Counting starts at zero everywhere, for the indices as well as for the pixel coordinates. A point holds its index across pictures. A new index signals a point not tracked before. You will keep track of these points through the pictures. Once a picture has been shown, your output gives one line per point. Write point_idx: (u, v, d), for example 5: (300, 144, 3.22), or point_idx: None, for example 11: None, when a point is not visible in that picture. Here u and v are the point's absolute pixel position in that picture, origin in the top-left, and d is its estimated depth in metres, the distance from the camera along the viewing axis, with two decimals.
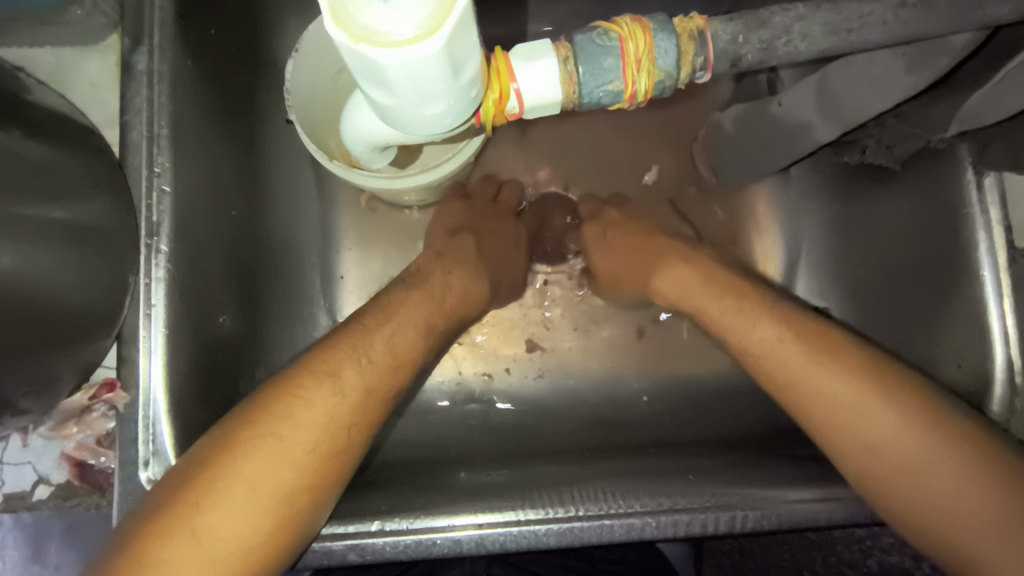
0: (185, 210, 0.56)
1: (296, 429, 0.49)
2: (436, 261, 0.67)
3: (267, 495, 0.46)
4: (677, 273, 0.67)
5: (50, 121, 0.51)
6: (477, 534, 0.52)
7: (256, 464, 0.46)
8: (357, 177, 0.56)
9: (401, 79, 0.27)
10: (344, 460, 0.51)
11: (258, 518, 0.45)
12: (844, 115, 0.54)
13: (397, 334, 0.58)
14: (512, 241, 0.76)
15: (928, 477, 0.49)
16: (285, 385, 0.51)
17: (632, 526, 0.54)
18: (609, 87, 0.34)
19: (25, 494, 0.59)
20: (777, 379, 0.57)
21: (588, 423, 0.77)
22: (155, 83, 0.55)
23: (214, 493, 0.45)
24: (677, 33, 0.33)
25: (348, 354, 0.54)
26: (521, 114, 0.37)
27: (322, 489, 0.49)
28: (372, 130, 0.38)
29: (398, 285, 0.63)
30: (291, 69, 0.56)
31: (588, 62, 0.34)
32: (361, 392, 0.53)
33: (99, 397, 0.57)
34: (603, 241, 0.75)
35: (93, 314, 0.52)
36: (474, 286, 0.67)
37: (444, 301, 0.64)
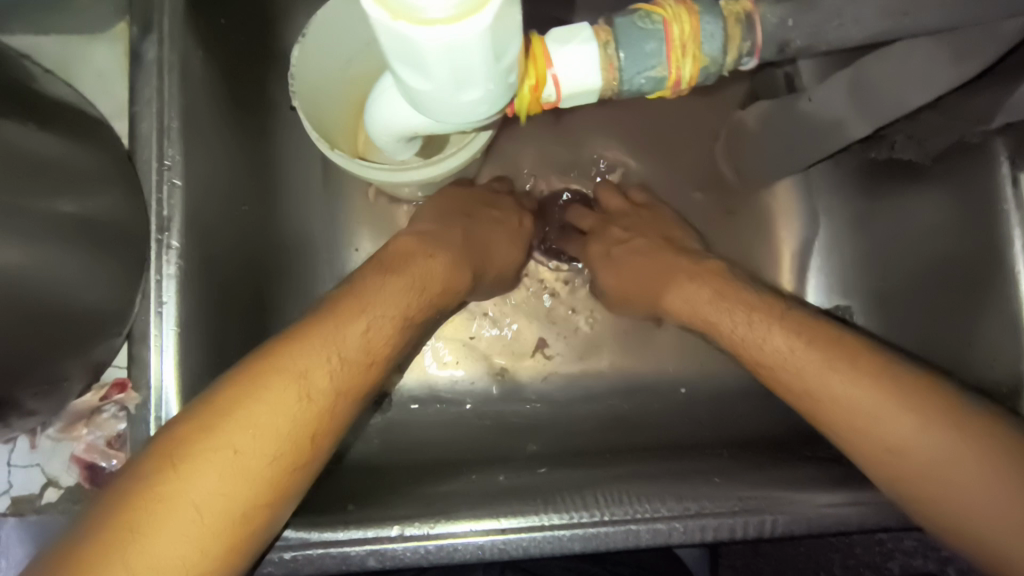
0: (196, 204, 0.55)
1: (254, 437, 0.45)
2: (418, 243, 0.63)
3: (218, 515, 0.43)
4: (685, 290, 0.65)
5: (60, 112, 0.49)
6: (501, 539, 0.51)
7: (207, 482, 0.43)
8: (358, 168, 0.55)
9: (439, 62, 0.25)
10: (307, 466, 0.48)
11: (207, 540, 0.42)
12: (878, 110, 0.52)
13: (372, 328, 0.54)
14: (502, 238, 0.72)
15: (958, 484, 0.47)
16: (246, 385, 0.47)
17: (658, 531, 0.52)
18: (652, 73, 0.32)
19: (34, 497, 0.57)
20: (793, 387, 0.55)
21: (605, 423, 0.76)
22: (165, 73, 0.53)
23: (154, 514, 0.41)
24: (724, 16, 0.31)
25: (318, 348, 0.50)
26: (557, 102, 0.35)
27: (280, 498, 0.46)
28: (401, 120, 0.36)
29: (373, 270, 0.59)
30: (296, 53, 0.55)
31: (629, 46, 0.32)
32: (329, 395, 0.50)
33: (110, 398, 0.55)
34: (609, 258, 0.73)
35: (101, 312, 0.50)
36: (459, 274, 0.64)
37: (424, 291, 0.60)
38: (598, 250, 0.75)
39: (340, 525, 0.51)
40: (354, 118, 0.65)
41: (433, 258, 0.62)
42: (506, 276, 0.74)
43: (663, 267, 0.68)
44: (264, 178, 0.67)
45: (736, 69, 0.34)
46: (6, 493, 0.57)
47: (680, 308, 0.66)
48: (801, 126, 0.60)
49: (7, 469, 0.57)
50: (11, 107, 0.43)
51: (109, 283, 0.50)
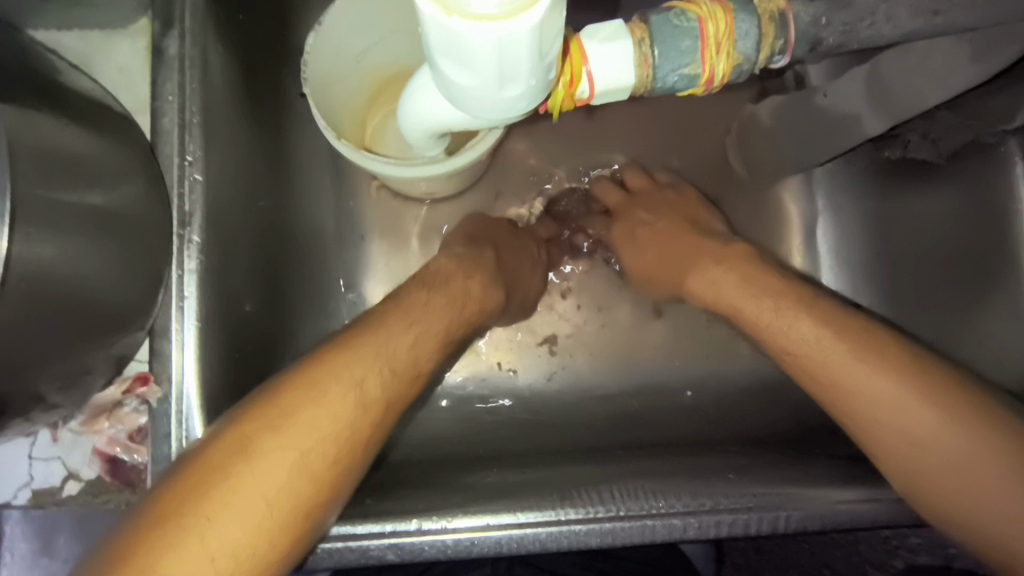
0: (216, 201, 0.55)
1: (318, 441, 0.46)
2: (455, 265, 0.65)
3: (283, 509, 0.44)
4: (710, 273, 0.67)
5: (84, 105, 0.49)
6: (518, 533, 0.51)
7: (278, 478, 0.44)
8: (366, 161, 0.55)
9: (486, 57, 0.26)
10: (352, 473, 0.49)
11: (272, 533, 0.43)
12: (895, 106, 0.52)
13: (418, 342, 0.56)
14: (525, 265, 0.74)
15: (984, 484, 0.47)
16: (308, 388, 0.48)
17: (674, 526, 0.53)
18: (685, 71, 0.34)
19: (54, 490, 0.56)
20: (817, 376, 0.56)
21: (615, 419, 0.76)
22: (186, 69, 0.53)
23: (230, 504, 0.42)
24: (759, 15, 0.33)
25: (372, 359, 0.52)
26: (590, 99, 0.36)
27: (332, 499, 0.47)
28: (434, 113, 0.36)
29: (414, 286, 0.61)
30: (310, 43, 0.55)
31: (664, 44, 0.33)
32: (379, 405, 0.51)
33: (133, 392, 0.55)
34: (633, 239, 0.77)
35: (128, 306, 0.49)
36: (492, 294, 0.66)
37: (464, 307, 0.62)
38: (622, 231, 0.78)
39: (358, 518, 0.52)
40: (359, 110, 0.66)
41: (472, 278, 0.65)
42: (529, 301, 0.76)
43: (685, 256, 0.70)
44: (279, 175, 0.68)
45: (767, 67, 0.35)
46: (26, 486, 0.56)
47: (704, 292, 0.68)
48: (817, 123, 0.61)
49: (29, 462, 0.56)
50: (38, 102, 0.43)
51: (136, 275, 0.49)
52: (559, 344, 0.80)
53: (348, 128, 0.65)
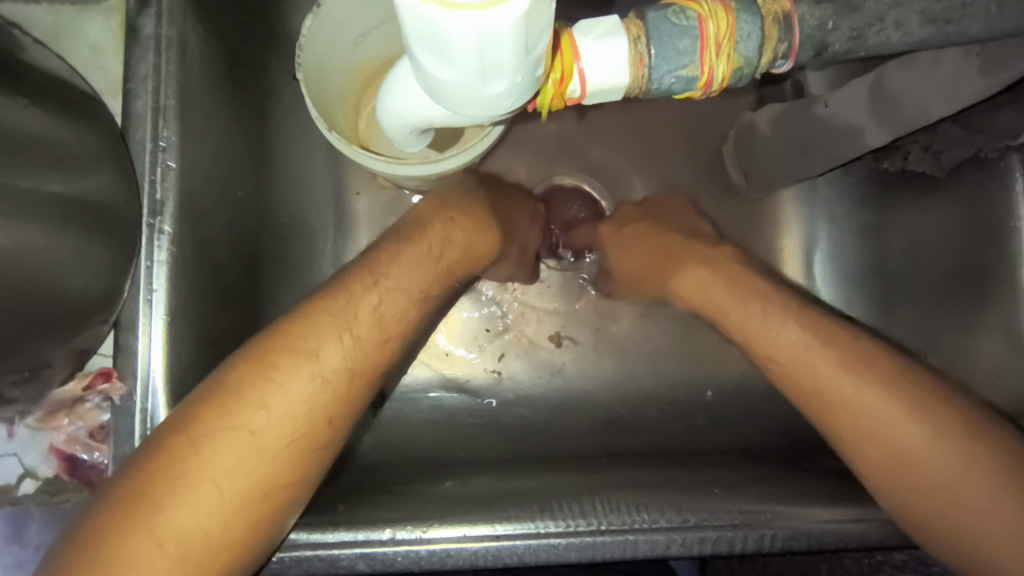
0: (192, 187, 0.54)
1: (269, 417, 0.46)
2: (439, 207, 0.64)
3: (240, 494, 0.44)
4: (697, 273, 0.66)
5: (51, 85, 0.46)
6: (495, 546, 0.50)
7: (227, 459, 0.44)
8: (357, 156, 0.54)
9: (468, 50, 0.23)
10: (319, 453, 0.49)
11: (232, 513, 0.44)
12: (899, 120, 0.52)
13: (384, 303, 0.55)
14: (524, 218, 0.75)
15: (956, 499, 0.49)
16: (260, 364, 0.47)
17: (657, 542, 0.51)
18: (682, 72, 0.31)
19: (9, 487, 0.53)
20: (803, 387, 0.57)
21: (600, 425, 0.75)
22: (162, 50, 0.52)
23: (178, 489, 0.42)
24: (763, 16, 0.31)
25: (331, 325, 0.51)
26: (581, 99, 0.34)
27: (300, 479, 0.48)
28: (413, 116, 0.34)
29: (388, 239, 0.59)
30: (307, 25, 0.56)
31: (660, 43, 0.31)
32: (343, 375, 0.50)
33: (93, 387, 0.51)
34: (619, 238, 0.74)
35: (83, 300, 0.47)
36: (477, 242, 0.64)
37: (441, 259, 0.60)
38: (609, 231, 0.76)
39: (329, 526, 0.50)
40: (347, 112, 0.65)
41: (453, 222, 0.63)
42: (527, 256, 0.75)
43: (669, 256, 0.68)
44: (265, 162, 0.66)
45: (769, 72, 0.33)
46: None
47: (692, 293, 0.67)
48: (816, 132, 0.59)
49: None
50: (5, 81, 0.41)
51: (96, 268, 0.47)
52: (565, 337, 0.80)
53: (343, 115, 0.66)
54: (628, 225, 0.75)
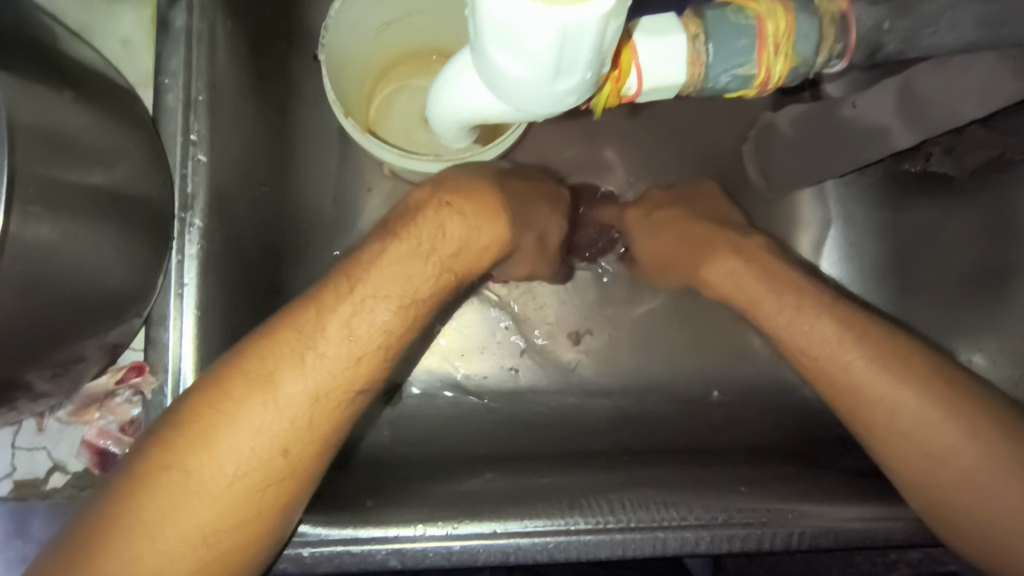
0: (220, 182, 0.53)
1: (215, 454, 0.47)
2: (431, 192, 0.57)
3: (182, 533, 0.45)
4: (731, 263, 0.65)
5: (88, 78, 0.46)
6: (526, 540, 0.50)
7: (166, 500, 0.46)
8: (367, 142, 0.61)
9: (545, 46, 0.23)
10: (281, 486, 0.48)
11: (173, 555, 0.45)
12: (928, 121, 0.52)
13: (359, 315, 0.51)
14: (543, 204, 0.66)
15: (996, 493, 0.51)
16: (212, 394, 0.48)
17: (686, 539, 0.51)
18: (739, 71, 0.32)
19: (38, 481, 0.51)
20: (836, 384, 0.57)
21: (618, 423, 0.75)
22: (193, 43, 0.51)
23: (118, 532, 0.45)
24: (820, 16, 0.31)
25: (291, 347, 0.49)
26: (634, 97, 0.33)
27: (256, 513, 0.47)
28: (468, 114, 0.33)
29: (376, 237, 0.55)
30: (335, 8, 0.60)
31: (719, 41, 0.31)
32: (303, 401, 0.49)
33: (126, 381, 0.50)
34: (648, 224, 0.73)
35: (119, 295, 0.46)
36: (478, 231, 0.55)
37: (430, 254, 0.53)
38: (638, 216, 0.74)
39: (360, 521, 0.50)
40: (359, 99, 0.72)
41: (449, 207, 0.55)
42: (548, 249, 0.65)
43: (702, 243, 0.68)
44: (284, 159, 0.66)
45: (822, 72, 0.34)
46: (7, 478, 0.51)
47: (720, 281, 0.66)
48: (839, 134, 0.59)
49: (10, 452, 0.51)
50: (45, 75, 0.40)
51: (132, 262, 0.47)
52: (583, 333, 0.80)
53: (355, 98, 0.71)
54: (656, 211, 0.73)
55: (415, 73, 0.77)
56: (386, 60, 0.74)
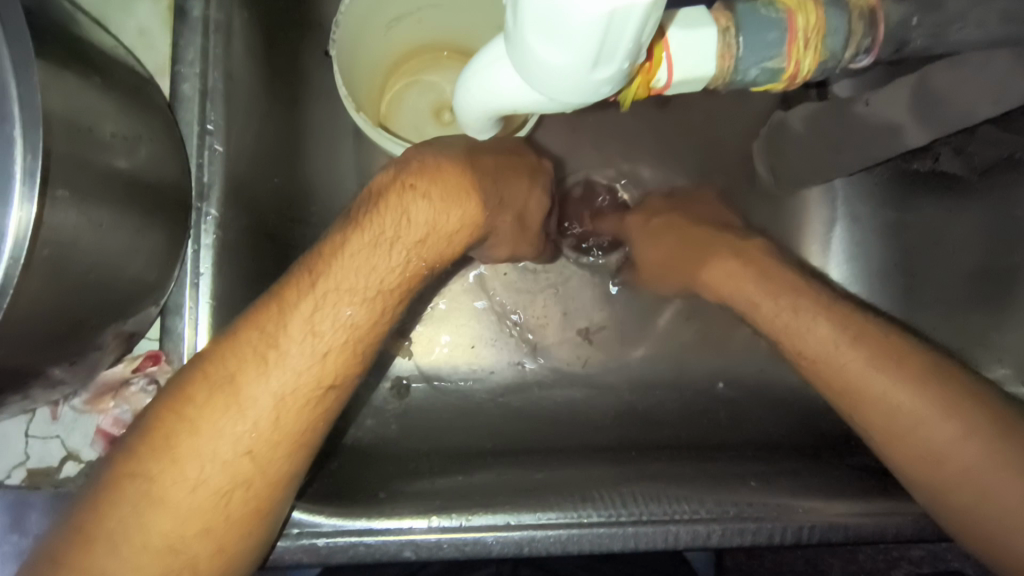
0: (236, 171, 0.53)
1: (177, 463, 0.44)
2: (396, 173, 0.52)
3: (141, 550, 0.43)
4: (726, 264, 0.67)
5: (112, 65, 0.45)
6: (538, 533, 0.50)
7: (125, 512, 0.43)
8: (382, 138, 0.61)
9: (589, 32, 0.23)
10: (250, 493, 0.45)
11: (135, 571, 0.42)
12: (942, 120, 0.53)
13: (324, 310, 0.48)
14: (520, 184, 0.57)
15: (996, 490, 0.50)
16: (173, 402, 0.45)
17: (698, 533, 0.52)
18: (769, 64, 0.32)
19: (52, 470, 0.50)
20: (834, 383, 0.58)
21: (624, 418, 0.75)
22: (210, 32, 0.51)
23: (75, 549, 0.42)
24: (850, 10, 0.32)
25: (252, 348, 0.47)
26: (664, 88, 0.33)
27: (225, 525, 0.44)
28: (499, 103, 0.33)
29: (341, 224, 0.51)
30: (346, 2, 0.60)
31: (751, 33, 0.31)
32: (269, 403, 0.46)
33: (142, 369, 0.50)
34: (648, 231, 0.75)
35: (138, 282, 0.46)
36: (449, 213, 0.51)
37: (393, 242, 0.50)
38: (637, 222, 0.77)
39: (374, 513, 0.50)
40: (370, 92, 0.72)
41: (414, 189, 0.50)
42: (528, 228, 0.60)
43: (698, 251, 0.70)
44: (294, 150, 0.65)
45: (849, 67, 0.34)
46: (21, 466, 0.50)
47: (718, 281, 0.68)
48: (851, 132, 0.60)
49: (24, 440, 0.50)
50: (72, 62, 0.40)
51: (153, 250, 0.46)
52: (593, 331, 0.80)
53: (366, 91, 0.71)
54: (656, 216, 0.76)
55: (428, 67, 0.77)
56: (397, 55, 0.74)
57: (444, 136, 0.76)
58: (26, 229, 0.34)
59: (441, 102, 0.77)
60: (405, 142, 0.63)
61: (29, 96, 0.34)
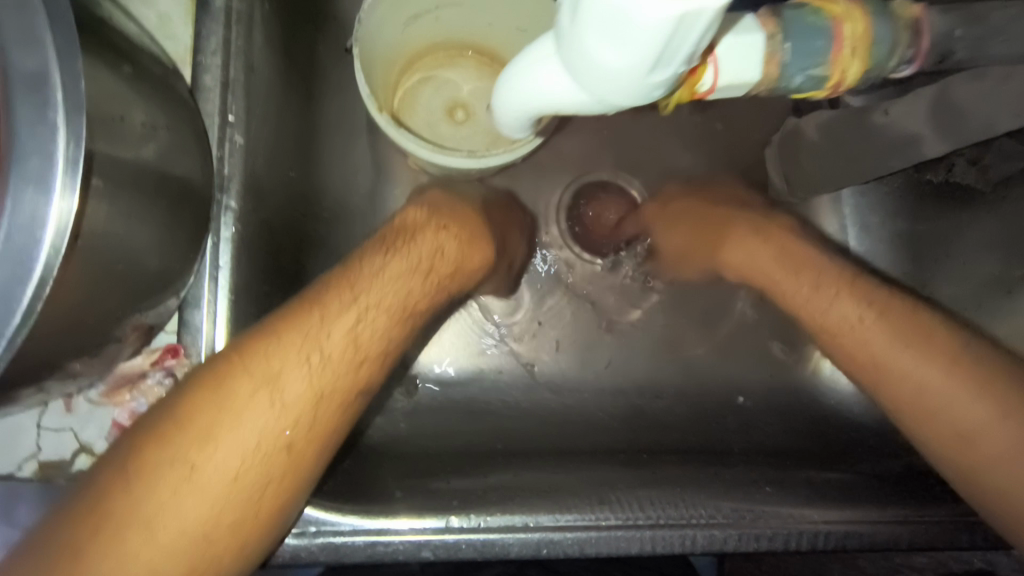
0: (256, 164, 0.53)
1: (216, 453, 0.44)
2: (427, 214, 0.60)
3: (174, 538, 0.42)
4: (748, 246, 0.71)
5: (138, 53, 0.44)
6: (557, 534, 0.51)
7: (162, 500, 0.42)
8: (401, 138, 0.61)
9: (655, 35, 0.23)
10: (282, 486, 0.46)
11: (162, 558, 0.41)
12: (961, 131, 0.54)
13: (364, 321, 0.51)
14: (512, 228, 0.72)
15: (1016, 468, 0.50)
16: (215, 392, 0.45)
17: (713, 537, 0.52)
18: (816, 71, 0.32)
19: (64, 463, 0.49)
20: (858, 358, 0.61)
21: (633, 421, 0.75)
22: (233, 22, 0.50)
23: (105, 533, 0.40)
24: (896, 20, 0.32)
25: (298, 347, 0.48)
26: (708, 93, 0.33)
27: (255, 518, 0.45)
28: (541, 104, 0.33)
29: (372, 249, 0.56)
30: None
31: (799, 40, 0.31)
32: (308, 400, 0.48)
33: (161, 363, 0.51)
34: (666, 217, 0.78)
35: (162, 273, 0.45)
36: (469, 253, 0.61)
37: (429, 272, 0.57)
38: (655, 210, 0.79)
39: (394, 512, 0.50)
40: (386, 88, 0.72)
41: (446, 229, 0.60)
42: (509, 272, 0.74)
43: (718, 228, 0.74)
44: (310, 143, 0.65)
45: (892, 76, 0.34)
46: (32, 458, 0.49)
47: (740, 259, 0.72)
48: (867, 140, 0.60)
49: (37, 432, 0.49)
50: (98, 50, 0.39)
51: (176, 241, 0.45)
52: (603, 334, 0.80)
53: (383, 88, 0.71)
54: (673, 202, 0.78)
55: (442, 65, 0.77)
56: (413, 51, 0.74)
57: (458, 135, 0.76)
58: (67, 221, 0.33)
59: (454, 101, 0.77)
60: (427, 142, 0.62)
61: (73, 83, 0.33)
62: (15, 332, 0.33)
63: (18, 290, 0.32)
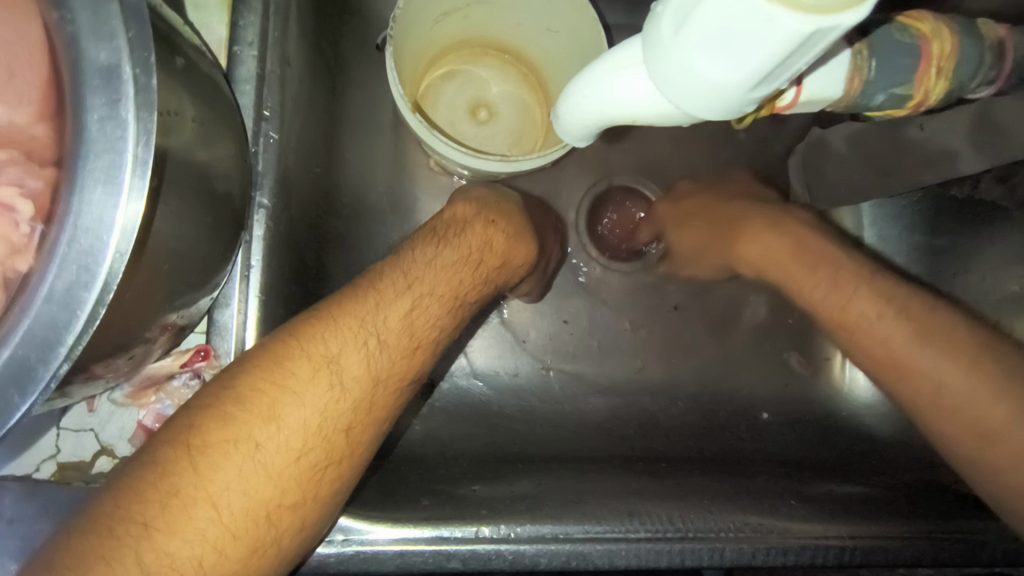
0: (286, 161, 0.52)
1: (278, 432, 0.43)
2: (475, 208, 0.61)
3: (239, 516, 0.41)
4: (765, 241, 0.70)
5: (182, 43, 0.42)
6: (586, 545, 0.50)
7: (226, 476, 0.41)
8: (432, 140, 0.61)
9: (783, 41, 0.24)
10: (339, 469, 0.46)
11: (223, 538, 0.40)
12: (1002, 149, 0.53)
13: (417, 308, 0.52)
14: (550, 231, 0.74)
15: None
16: (274, 372, 0.45)
17: (742, 551, 0.52)
18: (900, 89, 0.37)
19: (84, 465, 0.48)
20: (879, 362, 0.60)
21: (649, 427, 0.74)
22: (270, 12, 0.49)
23: (171, 509, 0.39)
24: (982, 41, 0.38)
25: (355, 330, 0.48)
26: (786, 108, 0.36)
27: (313, 503, 0.44)
28: (616, 112, 0.32)
29: (424, 241, 0.57)
30: None
31: (893, 58, 0.37)
32: (365, 384, 0.47)
33: (190, 365, 0.49)
34: (681, 214, 0.78)
35: (207, 265, 0.44)
36: (517, 249, 0.62)
37: (479, 264, 0.58)
38: (667, 207, 0.79)
39: (425, 521, 0.49)
40: (412, 84, 0.70)
41: (494, 224, 0.60)
42: (546, 271, 0.74)
43: (732, 223, 0.74)
44: (336, 138, 0.63)
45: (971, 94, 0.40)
46: (51, 459, 0.48)
47: (758, 256, 0.71)
48: (900, 154, 0.60)
49: (57, 433, 0.48)
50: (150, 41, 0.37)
51: (217, 237, 0.44)
52: (620, 341, 0.79)
53: (409, 85, 0.70)
54: (686, 200, 0.78)
55: (467, 61, 0.75)
56: (439, 48, 0.73)
57: (480, 134, 0.75)
58: (133, 223, 0.32)
59: (478, 99, 0.75)
60: (457, 144, 0.62)
61: (147, 79, 0.33)
62: (75, 340, 0.32)
63: (81, 294, 0.32)
